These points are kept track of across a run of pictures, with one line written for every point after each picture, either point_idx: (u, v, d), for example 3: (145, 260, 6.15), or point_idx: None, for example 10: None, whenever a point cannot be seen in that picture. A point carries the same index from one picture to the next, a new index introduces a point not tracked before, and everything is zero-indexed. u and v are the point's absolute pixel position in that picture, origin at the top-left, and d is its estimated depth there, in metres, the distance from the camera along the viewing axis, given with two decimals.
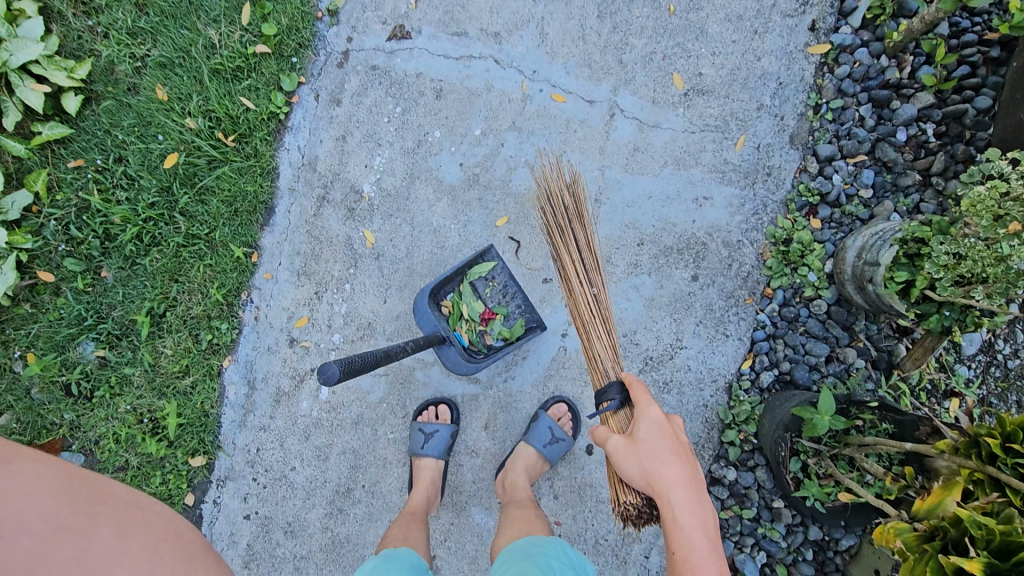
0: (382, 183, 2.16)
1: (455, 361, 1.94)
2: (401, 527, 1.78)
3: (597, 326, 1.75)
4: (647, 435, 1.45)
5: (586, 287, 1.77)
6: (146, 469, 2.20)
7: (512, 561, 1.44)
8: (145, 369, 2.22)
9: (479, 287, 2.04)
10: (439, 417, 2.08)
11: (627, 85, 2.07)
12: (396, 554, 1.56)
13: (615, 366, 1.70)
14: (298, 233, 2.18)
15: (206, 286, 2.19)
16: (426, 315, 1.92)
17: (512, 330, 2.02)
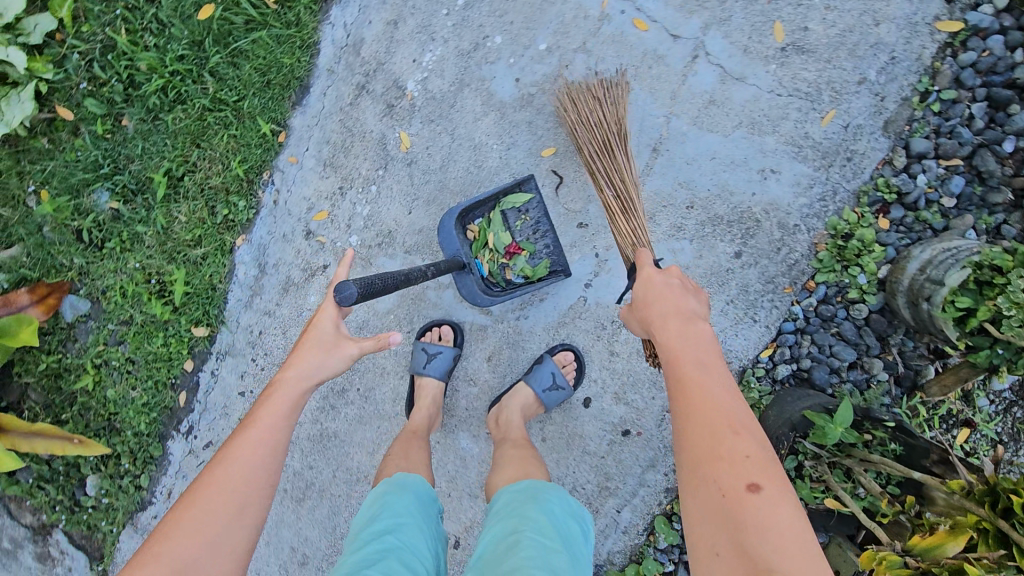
0: (428, 83, 1.98)
1: (471, 290, 1.89)
2: (402, 444, 1.79)
3: (620, 215, 1.61)
4: (659, 305, 1.26)
5: (604, 191, 1.65)
6: (149, 328, 2.22)
7: (516, 502, 1.44)
8: (157, 229, 2.17)
9: (510, 218, 1.95)
10: (442, 339, 2.05)
11: (721, 25, 1.82)
12: (404, 481, 1.58)
13: (629, 239, 1.59)
14: (330, 121, 2.05)
15: (228, 157, 2.09)
16: (451, 237, 1.84)
17: (534, 270, 1.95)
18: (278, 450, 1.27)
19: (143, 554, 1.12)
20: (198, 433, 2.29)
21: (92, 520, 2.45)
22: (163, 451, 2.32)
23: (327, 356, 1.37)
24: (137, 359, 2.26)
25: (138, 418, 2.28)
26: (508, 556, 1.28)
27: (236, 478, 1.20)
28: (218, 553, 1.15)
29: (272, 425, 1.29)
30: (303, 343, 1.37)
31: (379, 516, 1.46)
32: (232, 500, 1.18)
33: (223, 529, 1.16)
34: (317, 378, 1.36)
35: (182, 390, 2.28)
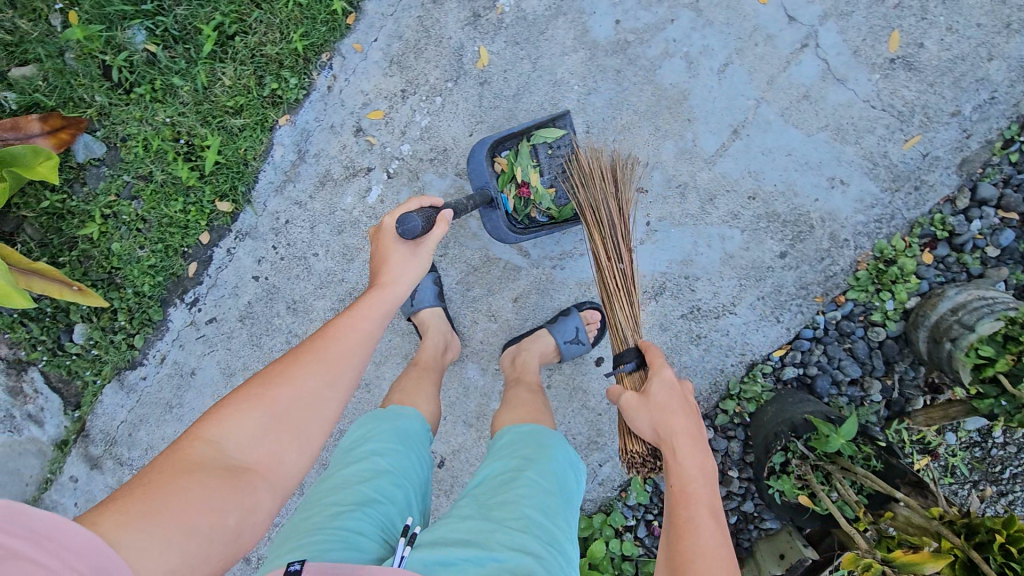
0: (523, 3, 1.86)
1: (495, 226, 1.82)
2: (413, 379, 1.82)
3: (622, 297, 1.64)
4: (677, 424, 1.31)
5: (609, 257, 1.66)
6: (168, 190, 2.13)
7: (511, 445, 1.55)
8: (196, 87, 2.03)
9: (544, 161, 1.85)
10: None
11: (839, 19, 1.75)
12: (398, 411, 1.66)
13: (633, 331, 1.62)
14: (407, 16, 1.91)
15: (289, 27, 1.94)
16: (479, 168, 1.80)
17: (559, 210, 1.83)
18: (370, 341, 1.27)
19: (233, 402, 1.10)
20: (203, 308, 2.25)
21: (76, 367, 2.43)
22: (163, 317, 2.27)
23: (418, 268, 1.40)
24: (151, 219, 2.17)
25: (142, 278, 2.23)
26: (507, 494, 1.40)
27: (333, 352, 1.20)
28: (307, 419, 1.13)
29: (365, 317, 1.28)
30: (392, 249, 1.39)
31: (369, 438, 1.56)
32: (328, 372, 1.18)
33: (314, 397, 1.15)
34: (410, 287, 1.37)
35: (192, 262, 2.21)
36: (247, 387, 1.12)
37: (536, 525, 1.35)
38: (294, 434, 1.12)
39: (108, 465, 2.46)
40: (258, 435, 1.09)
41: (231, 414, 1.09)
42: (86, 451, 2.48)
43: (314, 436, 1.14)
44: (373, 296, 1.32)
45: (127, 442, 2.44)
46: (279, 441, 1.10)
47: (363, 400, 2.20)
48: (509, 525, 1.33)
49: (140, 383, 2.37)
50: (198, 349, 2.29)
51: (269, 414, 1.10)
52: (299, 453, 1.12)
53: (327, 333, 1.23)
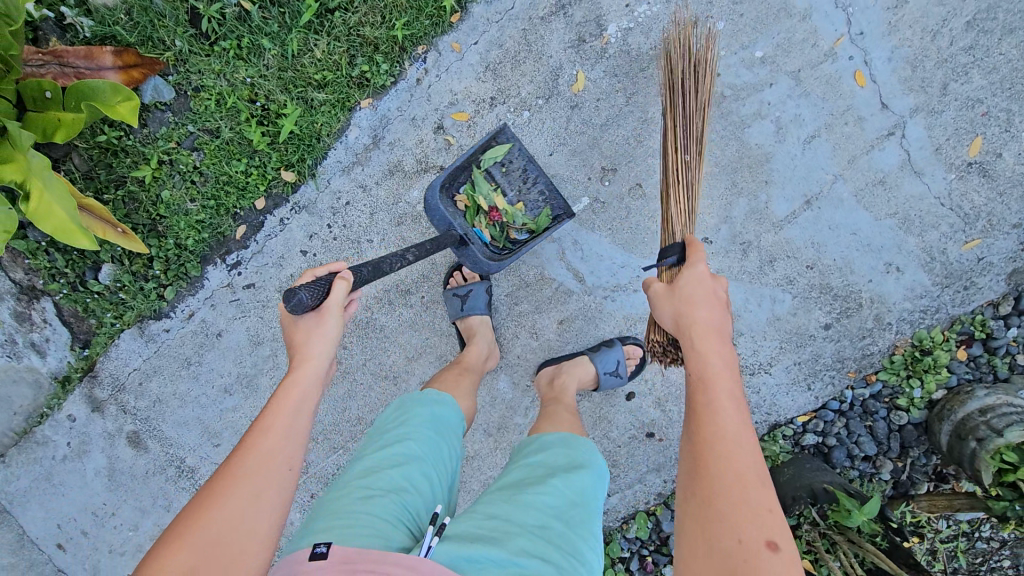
0: (630, 36, 1.86)
1: (473, 260, 1.79)
2: (452, 375, 1.81)
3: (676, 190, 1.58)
4: (698, 312, 1.31)
5: (679, 153, 1.59)
6: (232, 148, 2.09)
7: (540, 451, 1.53)
8: (283, 53, 2.00)
9: (501, 183, 1.90)
10: (467, 279, 2.07)
11: (929, 115, 1.79)
12: (435, 398, 1.59)
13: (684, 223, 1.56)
14: (511, 26, 1.91)
15: (391, 12, 1.91)
16: (438, 210, 1.76)
17: (536, 221, 1.89)
18: (294, 437, 1.20)
19: (166, 540, 1.00)
20: (243, 272, 2.22)
21: (94, 305, 2.37)
22: (200, 274, 2.24)
23: (329, 340, 1.33)
24: (208, 174, 2.14)
25: (186, 231, 2.19)
26: (530, 502, 1.34)
27: (252, 462, 1.12)
28: (243, 534, 1.04)
29: (282, 411, 1.22)
30: (298, 331, 1.33)
31: (403, 423, 1.48)
32: (253, 481, 1.10)
33: (245, 508, 1.06)
34: (322, 364, 1.32)
35: (241, 225, 2.18)
36: (178, 522, 1.03)
37: (558, 534, 1.30)
38: (235, 553, 1.02)
39: (113, 409, 2.43)
40: (191, 572, 0.97)
41: (165, 552, 0.98)
42: (91, 391, 2.43)
43: (256, 551, 1.05)
44: (287, 384, 1.27)
45: (136, 390, 2.41)
46: (220, 564, 1.00)
47: (390, 391, 2.20)
48: (533, 529, 1.29)
49: (160, 334, 2.33)
50: (229, 312, 2.26)
51: (199, 547, 1.00)
52: (245, 572, 1.02)
53: (246, 442, 1.16)
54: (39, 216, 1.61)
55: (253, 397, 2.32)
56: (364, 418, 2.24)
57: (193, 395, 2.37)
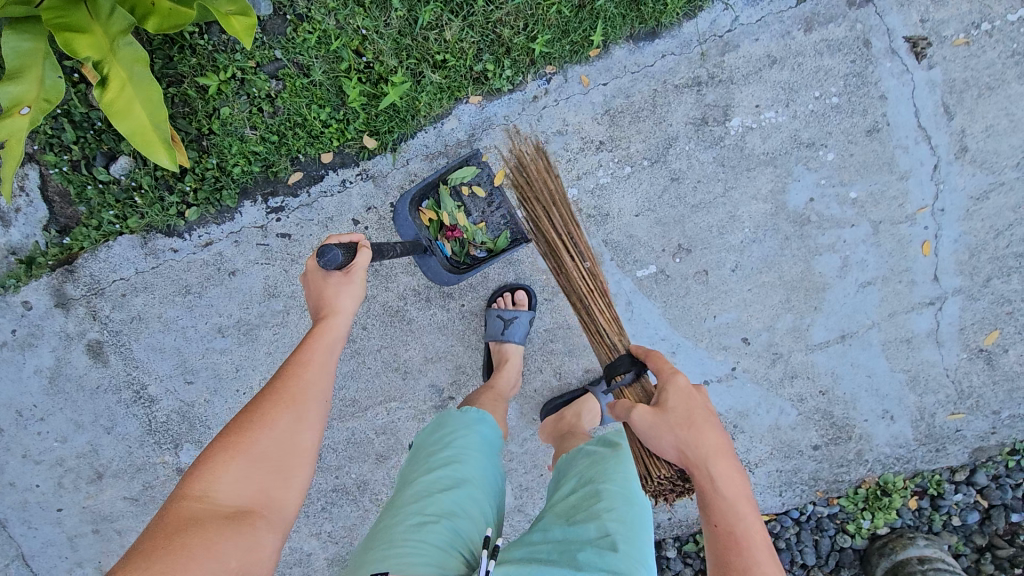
0: (749, 135, 1.90)
1: (434, 272, 2.03)
2: (488, 399, 1.78)
3: (598, 298, 1.94)
4: (699, 412, 1.28)
5: (579, 262, 1.95)
6: (317, 93, 1.95)
7: (591, 457, 1.45)
8: (409, 18, 1.88)
9: (467, 202, 2.02)
10: (515, 303, 2.02)
11: (967, 298, 1.96)
12: (477, 416, 1.55)
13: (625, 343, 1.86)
14: (641, 82, 1.90)
15: (536, 23, 1.85)
16: (405, 221, 1.99)
17: (494, 241, 2.02)
18: (328, 372, 1.24)
19: (209, 454, 1.05)
20: (284, 218, 2.09)
21: (89, 194, 2.10)
22: (235, 206, 2.09)
23: (356, 291, 1.33)
24: (280, 108, 1.98)
25: (235, 157, 2.01)
26: (583, 512, 1.33)
27: (294, 390, 1.16)
28: (287, 452, 1.10)
29: (319, 351, 1.25)
30: (321, 279, 1.33)
31: (446, 445, 1.44)
32: (294, 407, 1.14)
33: (287, 431, 1.11)
34: (351, 311, 1.32)
35: (298, 171, 2.05)
36: (221, 437, 1.08)
37: (624, 537, 1.26)
38: (282, 470, 1.08)
39: (81, 311, 2.21)
40: (243, 476, 1.05)
41: (210, 468, 1.03)
42: (61, 285, 2.19)
43: (300, 471, 1.11)
44: (317, 331, 1.27)
45: (115, 300, 2.20)
46: (266, 478, 1.06)
47: (395, 384, 2.15)
48: (594, 542, 1.26)
49: (166, 251, 2.16)
50: (253, 255, 2.13)
51: (248, 458, 1.06)
52: (289, 486, 1.09)
53: (286, 373, 1.19)
54: (116, 114, 1.53)
55: (248, 346, 2.20)
56: (360, 403, 2.16)
57: (179, 325, 2.20)
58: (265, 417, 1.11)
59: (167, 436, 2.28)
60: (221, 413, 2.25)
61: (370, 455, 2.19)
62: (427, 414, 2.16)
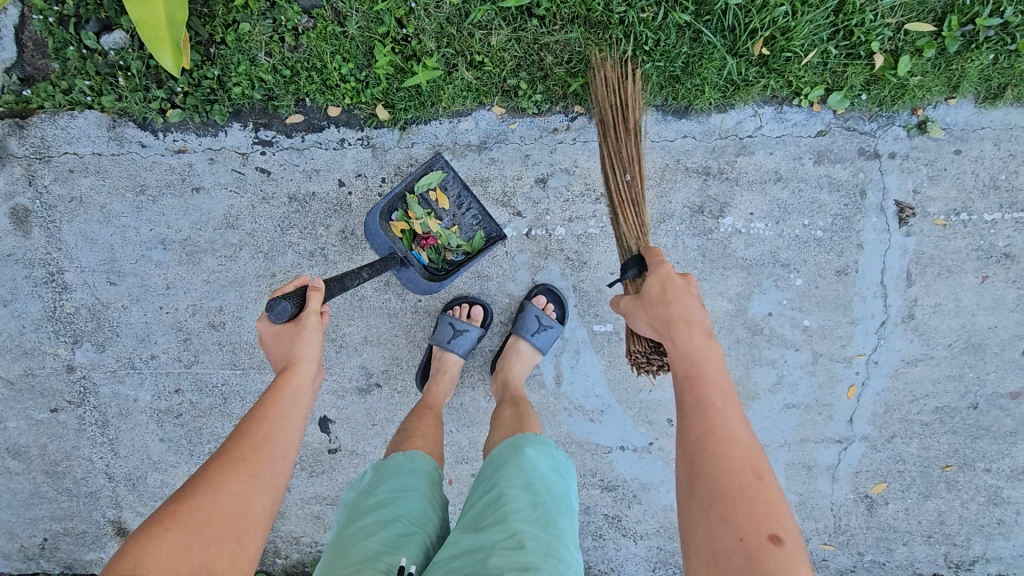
0: (734, 236, 1.97)
1: (416, 284, 1.90)
2: (414, 418, 1.76)
3: (625, 210, 1.65)
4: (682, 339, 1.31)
5: (620, 175, 1.68)
6: (345, 46, 1.88)
7: (494, 467, 1.43)
8: (461, 9, 1.84)
9: (434, 207, 1.95)
10: (471, 317, 2.02)
11: (871, 446, 2.08)
12: (404, 457, 1.54)
13: (635, 239, 1.62)
14: (656, 152, 1.93)
15: (579, 61, 1.84)
16: (377, 236, 1.85)
17: (469, 243, 1.95)
18: (289, 432, 1.31)
19: (152, 526, 1.06)
20: (268, 154, 2.01)
21: (67, 54, 1.94)
22: (221, 124, 1.98)
23: (316, 340, 1.44)
24: (302, 46, 1.90)
25: (239, 77, 1.91)
26: (491, 518, 1.28)
27: (251, 451, 1.22)
28: (234, 518, 1.12)
29: (278, 408, 1.32)
30: (279, 337, 1.44)
31: (375, 489, 1.44)
32: (247, 470, 1.19)
33: (235, 495, 1.14)
34: (312, 361, 1.43)
35: (299, 115, 1.97)
36: (164, 511, 1.09)
37: (529, 537, 1.22)
38: (225, 540, 1.09)
39: (17, 172, 2.06)
40: (181, 548, 1.04)
41: (151, 540, 1.03)
42: (4, 139, 2.04)
43: (247, 540, 1.12)
44: (277, 385, 1.37)
45: (60, 173, 2.06)
46: (210, 548, 1.06)
47: (332, 351, 2.15)
48: (500, 545, 1.21)
49: (133, 142, 2.02)
50: (223, 178, 2.03)
51: (188, 527, 1.06)
52: (235, 559, 1.08)
53: (241, 435, 1.26)
54: None
55: (187, 268, 2.10)
56: None
57: (121, 222, 2.08)
58: (215, 485, 1.14)
59: (68, 329, 2.18)
60: (134, 325, 2.16)
61: None
62: (347, 393, 2.19)
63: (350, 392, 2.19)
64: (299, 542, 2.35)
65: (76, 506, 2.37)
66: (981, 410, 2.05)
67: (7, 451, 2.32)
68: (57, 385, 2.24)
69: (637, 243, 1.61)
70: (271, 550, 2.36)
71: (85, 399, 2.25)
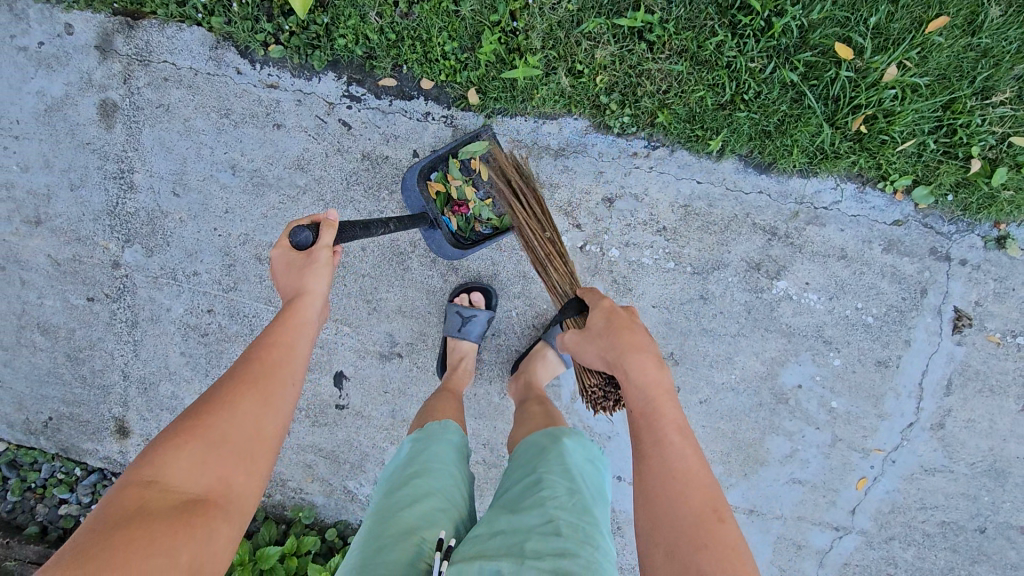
0: (784, 302, 1.95)
1: (439, 245, 1.93)
2: (437, 398, 1.83)
3: (555, 260, 1.82)
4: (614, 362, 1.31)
5: (542, 232, 1.84)
6: (454, 25, 1.90)
7: (533, 455, 1.45)
8: (574, 17, 1.85)
9: (476, 178, 1.96)
10: (477, 304, 2.05)
11: (865, 541, 2.05)
12: (440, 431, 1.57)
13: (569, 286, 1.78)
14: (729, 201, 1.92)
15: (676, 94, 1.83)
16: (411, 192, 1.89)
17: (501, 219, 1.95)
18: (297, 358, 1.30)
19: (167, 438, 1.06)
20: (353, 110, 2.04)
21: None
22: (317, 70, 2.03)
23: (327, 270, 1.39)
24: (412, 15, 1.92)
25: (346, 29, 1.95)
26: (529, 503, 1.29)
27: (262, 377, 1.21)
28: (248, 437, 1.13)
29: (287, 335, 1.30)
30: (291, 266, 1.38)
31: (408, 462, 1.46)
32: (260, 392, 1.18)
33: (248, 416, 1.14)
34: (320, 294, 1.38)
35: (392, 79, 2.00)
36: (178, 425, 1.09)
37: (566, 523, 1.23)
38: (238, 458, 1.11)
39: (115, 68, 2.13)
40: (198, 462, 1.06)
41: (167, 453, 1.05)
42: (112, 34, 2.11)
43: (260, 459, 1.14)
44: (287, 312, 1.33)
45: (154, 79, 2.12)
46: (224, 465, 1.08)
47: (363, 312, 2.19)
48: (537, 529, 1.22)
49: (229, 66, 2.07)
50: (305, 122, 2.07)
51: (204, 442, 1.08)
52: (249, 476, 1.12)
53: (254, 358, 1.24)
54: None
55: (249, 199, 2.15)
56: None
57: (199, 139, 2.14)
58: (226, 403, 1.14)
59: (124, 227, 2.24)
60: (186, 239, 2.22)
61: None
62: (368, 355, 2.23)
63: (371, 355, 2.23)
64: (285, 485, 2.40)
65: (87, 394, 2.45)
66: (987, 536, 2.01)
67: (37, 326, 2.40)
68: (100, 277, 2.31)
69: (570, 291, 1.78)
70: None
71: (122, 297, 2.32)
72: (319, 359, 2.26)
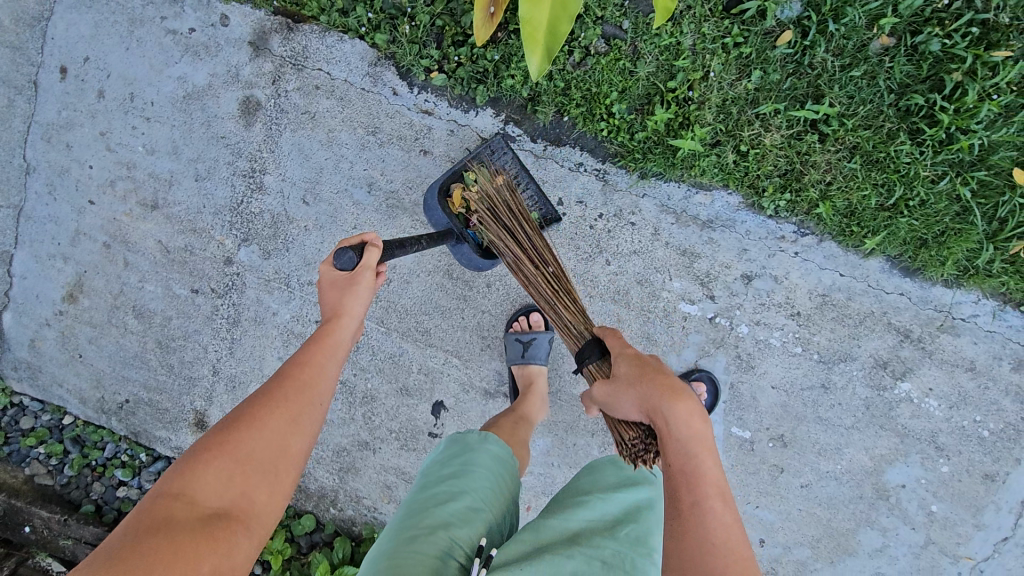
0: (903, 402, 1.98)
1: (465, 257, 1.98)
2: (505, 422, 1.83)
3: (564, 300, 1.70)
4: (680, 431, 1.18)
5: (543, 267, 1.75)
6: (628, 85, 1.90)
7: (588, 482, 1.51)
8: (752, 98, 1.87)
9: None
10: (532, 325, 2.10)
11: None
12: (479, 437, 1.61)
13: (583, 325, 1.65)
14: (867, 297, 1.94)
15: (839, 187, 1.85)
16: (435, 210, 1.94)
17: None
18: (330, 377, 1.23)
19: (199, 450, 1.03)
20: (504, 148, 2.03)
21: None
22: (476, 105, 2.02)
23: (364, 294, 1.32)
24: (586, 67, 1.92)
25: (516, 70, 1.94)
26: (576, 518, 1.38)
27: (293, 392, 1.15)
28: (275, 457, 1.07)
29: (321, 355, 1.24)
30: (333, 285, 1.32)
31: (445, 462, 1.50)
32: (291, 410, 1.12)
33: (277, 433, 1.08)
34: (360, 314, 1.32)
35: (550, 125, 1.99)
36: (211, 438, 1.05)
37: (612, 555, 1.30)
38: (267, 476, 1.05)
39: (266, 67, 2.11)
40: (225, 478, 1.01)
41: (197, 465, 1.01)
42: (269, 33, 2.09)
43: (286, 479, 1.08)
44: (321, 334, 1.27)
45: (305, 85, 2.10)
46: (252, 481, 1.03)
47: (477, 345, 2.19)
48: (585, 551, 1.29)
49: (386, 86, 2.07)
50: (454, 152, 2.07)
51: (234, 456, 1.03)
52: (274, 493, 1.05)
53: (288, 374, 1.19)
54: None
55: (381, 219, 2.13)
56: (431, 335, 2.19)
57: (340, 151, 2.12)
58: (255, 418, 1.09)
59: (245, 225, 2.21)
60: (307, 247, 2.19)
61: (398, 380, 2.23)
62: (473, 390, 2.22)
63: (475, 389, 2.22)
64: (359, 501, 2.31)
65: (169, 384, 2.38)
66: None
67: (133, 308, 2.35)
68: (209, 270, 2.27)
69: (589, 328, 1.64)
70: (330, 497, 2.33)
71: (228, 293, 2.27)
72: (421, 387, 2.23)
